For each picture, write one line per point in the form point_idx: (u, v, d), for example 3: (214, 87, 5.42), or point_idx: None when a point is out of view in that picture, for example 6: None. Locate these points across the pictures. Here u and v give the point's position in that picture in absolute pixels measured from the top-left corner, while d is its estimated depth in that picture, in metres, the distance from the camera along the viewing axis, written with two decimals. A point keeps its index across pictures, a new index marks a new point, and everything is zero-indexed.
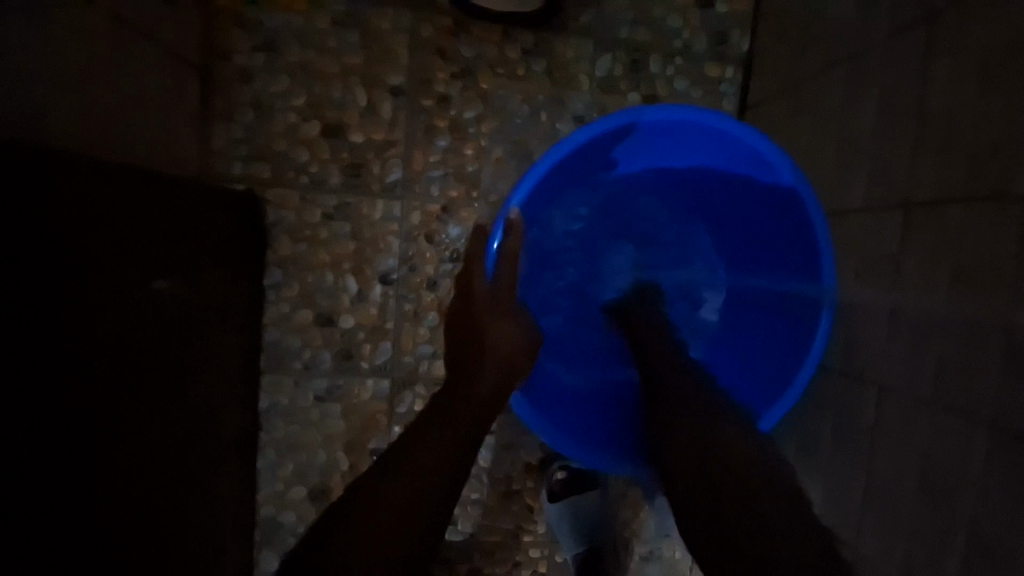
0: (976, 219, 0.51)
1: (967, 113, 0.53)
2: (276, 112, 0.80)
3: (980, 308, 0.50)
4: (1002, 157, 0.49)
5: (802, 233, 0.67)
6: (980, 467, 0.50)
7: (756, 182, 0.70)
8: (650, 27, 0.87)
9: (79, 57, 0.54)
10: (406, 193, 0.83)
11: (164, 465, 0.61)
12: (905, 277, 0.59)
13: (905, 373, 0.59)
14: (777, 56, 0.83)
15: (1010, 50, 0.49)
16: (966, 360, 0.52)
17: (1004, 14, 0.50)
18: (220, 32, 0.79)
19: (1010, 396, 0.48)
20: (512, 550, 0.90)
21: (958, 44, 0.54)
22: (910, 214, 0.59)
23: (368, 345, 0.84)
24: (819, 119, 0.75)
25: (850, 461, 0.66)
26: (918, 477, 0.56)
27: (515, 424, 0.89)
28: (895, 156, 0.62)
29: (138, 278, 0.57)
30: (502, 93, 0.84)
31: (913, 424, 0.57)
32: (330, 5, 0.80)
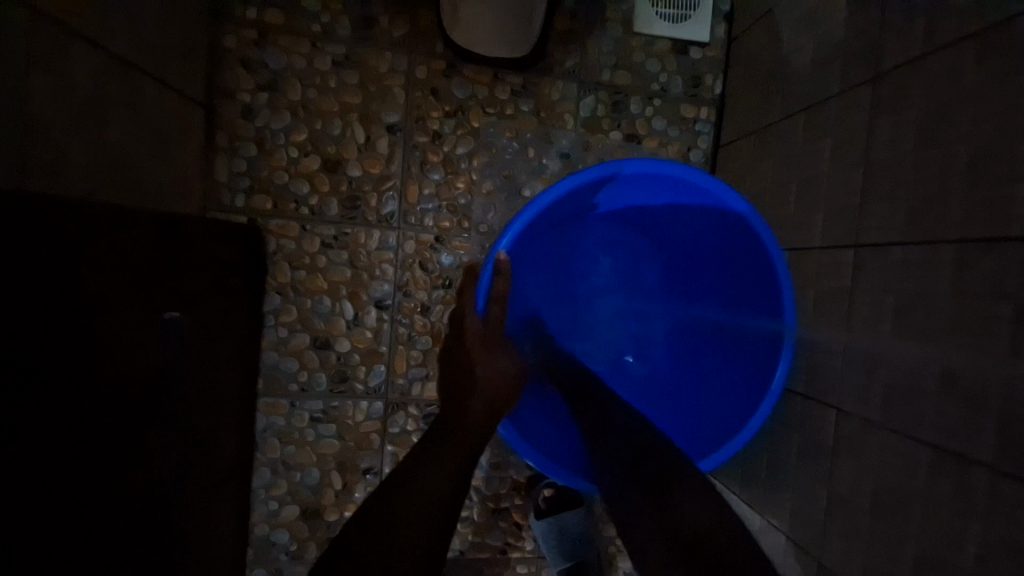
0: (916, 261, 0.58)
1: (905, 166, 0.61)
2: (277, 146, 0.85)
3: (920, 341, 0.57)
4: (935, 211, 0.57)
5: (766, 274, 0.72)
6: (923, 482, 0.56)
7: (725, 228, 0.76)
8: (630, 71, 0.94)
9: (95, 108, 0.60)
10: (401, 223, 0.87)
11: (163, 490, 0.64)
12: (856, 311, 0.66)
13: (856, 397, 0.65)
14: (744, 101, 0.90)
15: (941, 117, 0.57)
16: (909, 387, 0.58)
17: (934, 87, 0.58)
18: (225, 72, 0.84)
19: (946, 420, 0.54)
20: (500, 567, 0.93)
21: (899, 106, 0.62)
22: (859, 254, 0.66)
23: (362, 368, 0.87)
24: (782, 162, 0.82)
25: (813, 479, 0.70)
26: (872, 491, 0.62)
27: (504, 444, 0.92)
28: (848, 201, 0.68)
29: (149, 306, 0.61)
30: (493, 130, 0.90)
31: (865, 443, 0.63)
32: (331, 48, 0.85)
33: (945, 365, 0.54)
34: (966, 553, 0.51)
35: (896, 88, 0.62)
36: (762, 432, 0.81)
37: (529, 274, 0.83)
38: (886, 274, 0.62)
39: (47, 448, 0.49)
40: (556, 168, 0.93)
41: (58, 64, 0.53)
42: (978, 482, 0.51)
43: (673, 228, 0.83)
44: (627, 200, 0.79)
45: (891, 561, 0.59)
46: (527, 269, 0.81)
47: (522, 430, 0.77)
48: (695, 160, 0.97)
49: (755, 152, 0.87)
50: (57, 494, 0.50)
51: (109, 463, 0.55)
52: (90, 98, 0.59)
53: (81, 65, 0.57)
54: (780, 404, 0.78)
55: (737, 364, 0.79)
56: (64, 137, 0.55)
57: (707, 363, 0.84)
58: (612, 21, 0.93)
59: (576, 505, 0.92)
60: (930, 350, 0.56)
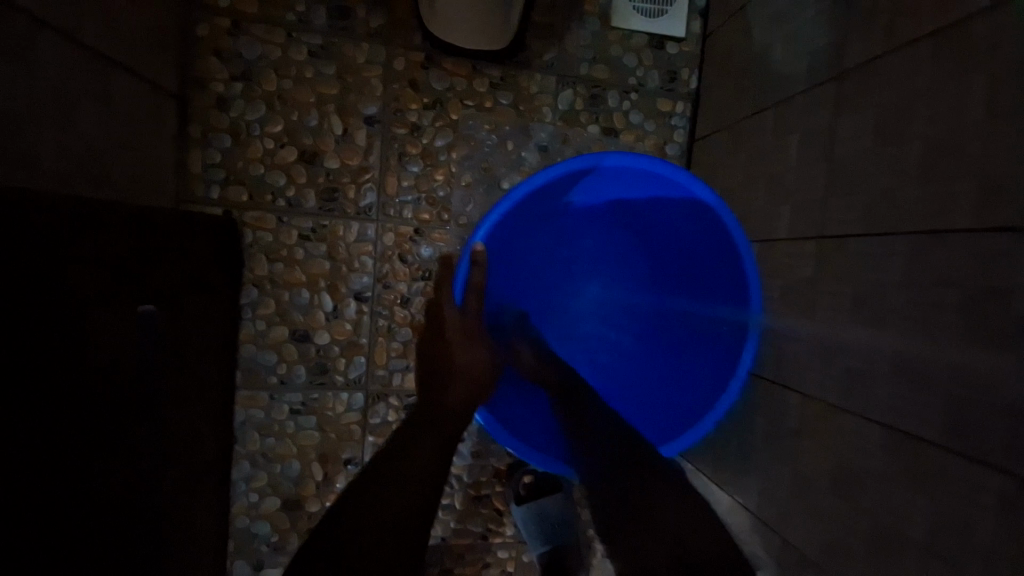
0: (874, 252, 0.61)
1: (864, 161, 0.63)
2: (252, 138, 0.84)
3: (874, 328, 0.60)
4: (890, 204, 0.60)
5: (734, 266, 0.76)
6: (876, 461, 0.60)
7: (697, 223, 0.79)
8: (607, 65, 0.95)
9: (64, 101, 0.59)
10: (381, 216, 0.88)
11: (147, 486, 0.64)
12: (820, 300, 0.69)
13: (816, 381, 0.68)
14: (717, 96, 0.93)
15: (895, 115, 0.60)
16: (864, 371, 0.61)
17: (890, 86, 0.61)
18: (198, 61, 0.82)
19: (897, 402, 0.57)
20: (481, 552, 0.95)
21: (858, 104, 0.65)
22: (822, 245, 0.69)
23: (342, 360, 0.88)
24: (751, 157, 0.84)
25: (777, 460, 0.74)
26: (831, 470, 0.65)
27: (485, 433, 0.94)
28: (812, 194, 0.71)
29: (126, 300, 0.60)
30: (471, 123, 0.90)
31: (825, 425, 0.66)
32: (307, 38, 0.85)
33: (896, 350, 0.58)
34: (915, 525, 0.55)
35: (856, 86, 0.65)
36: (732, 417, 0.84)
37: (507, 266, 0.82)
38: (846, 265, 0.65)
39: (47, 450, 0.52)
40: (534, 161, 0.94)
41: (25, 54, 0.52)
42: (925, 461, 0.54)
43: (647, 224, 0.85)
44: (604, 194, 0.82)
45: (846, 534, 0.63)
46: (505, 259, 0.83)
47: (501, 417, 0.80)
48: (671, 154, 0.99)
49: (727, 147, 0.90)
50: (50, 493, 0.52)
51: (90, 459, 0.56)
52: (60, 90, 0.58)
53: (50, 57, 0.56)
54: (747, 389, 0.81)
55: (710, 353, 0.82)
56: (33, 129, 0.54)
57: (681, 353, 0.85)
58: (590, 15, 0.94)
59: (554, 491, 0.94)
60: (884, 335, 0.59)
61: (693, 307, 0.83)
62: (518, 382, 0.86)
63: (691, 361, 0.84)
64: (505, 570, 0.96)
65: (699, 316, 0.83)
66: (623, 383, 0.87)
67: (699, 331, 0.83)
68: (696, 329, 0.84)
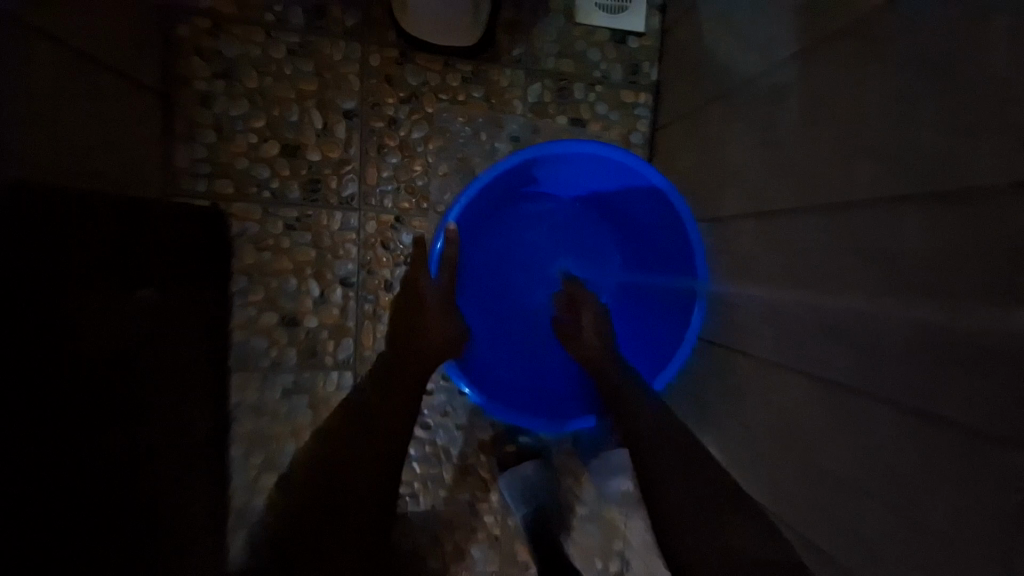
0: (798, 224, 0.70)
1: (795, 143, 0.71)
2: (236, 133, 0.88)
3: (800, 290, 0.69)
4: (817, 181, 0.67)
5: (682, 239, 0.82)
6: (811, 408, 0.68)
7: (648, 201, 0.85)
8: (573, 60, 1.01)
9: (55, 100, 0.62)
10: (362, 205, 0.92)
11: (129, 447, 0.72)
12: (756, 268, 0.77)
13: (756, 340, 0.77)
14: (676, 87, 1.00)
15: (818, 101, 0.67)
16: (794, 328, 0.70)
17: (813, 75, 0.68)
18: (179, 60, 0.85)
19: (823, 353, 0.66)
20: (469, 519, 1.02)
21: (788, 93, 0.73)
22: (758, 219, 0.77)
23: (331, 342, 0.93)
24: (704, 143, 0.92)
25: (728, 415, 0.83)
26: (776, 420, 0.74)
27: (469, 407, 1.00)
28: (753, 175, 0.79)
29: (117, 285, 0.66)
30: (446, 116, 0.96)
31: (767, 380, 0.75)
32: (284, 36, 0.88)
33: (820, 309, 0.66)
34: (846, 459, 0.64)
35: (785, 77, 0.73)
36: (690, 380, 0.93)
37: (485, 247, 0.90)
38: (783, 236, 0.72)
39: None
40: (507, 151, 0.99)
41: (18, 58, 0.57)
42: (855, 406, 0.62)
43: (604, 201, 0.91)
44: (564, 175, 0.87)
45: (794, 475, 0.71)
46: (474, 237, 0.88)
47: (477, 379, 0.86)
48: (635, 142, 1.06)
49: (684, 134, 0.97)
50: None
51: (66, 424, 0.64)
52: (51, 90, 0.62)
53: (40, 60, 0.60)
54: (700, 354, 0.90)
55: (665, 319, 0.88)
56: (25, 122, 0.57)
57: (648, 323, 0.92)
58: (555, 12, 1.00)
59: (535, 459, 1.04)
60: (811, 296, 0.68)
61: (657, 279, 0.89)
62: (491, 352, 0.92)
63: (646, 327, 0.92)
64: (492, 534, 1.03)
65: (662, 286, 0.89)
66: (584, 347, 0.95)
67: (663, 301, 0.89)
68: (650, 298, 0.91)
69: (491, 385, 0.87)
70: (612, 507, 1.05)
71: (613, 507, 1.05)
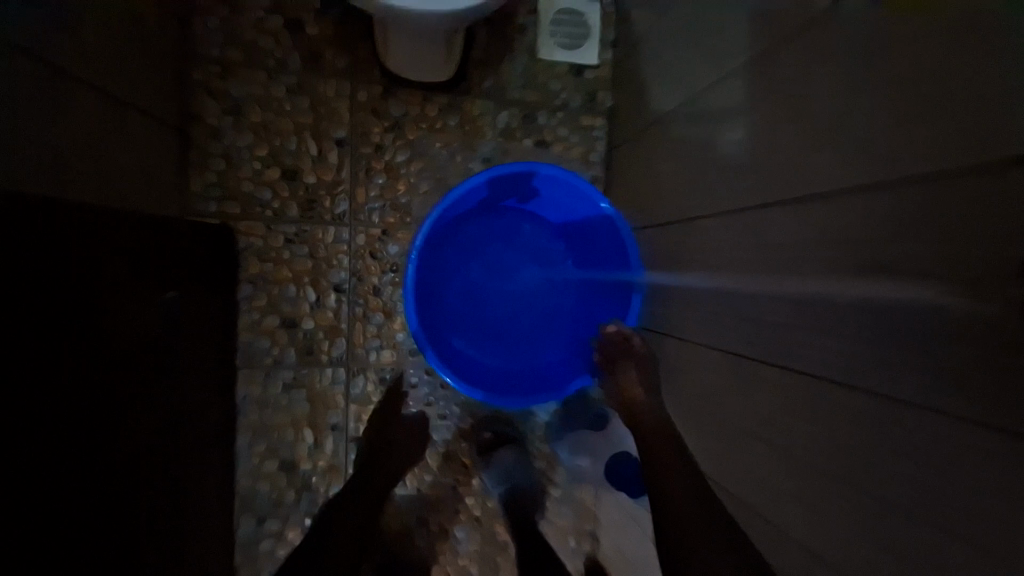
0: (709, 226, 0.86)
1: (708, 161, 0.86)
2: (242, 161, 1.01)
3: (713, 281, 0.85)
4: (724, 193, 0.81)
5: (616, 238, 0.93)
6: (727, 378, 0.82)
7: (584, 207, 0.96)
8: (537, 91, 1.16)
9: (94, 137, 0.74)
10: (352, 220, 1.05)
11: (74, 477, 0.60)
12: (682, 264, 0.94)
13: (689, 323, 0.92)
14: (625, 111, 1.14)
15: (724, 125, 0.82)
16: (712, 312, 0.86)
17: (719, 105, 0.83)
18: (194, 101, 1.00)
19: (732, 332, 0.81)
20: (451, 500, 1.13)
21: (703, 118, 0.87)
22: (682, 226, 0.94)
23: (326, 342, 1.05)
24: (645, 161, 1.06)
25: (673, 391, 0.97)
26: (706, 393, 0.88)
27: (451, 397, 1.12)
28: (681, 188, 0.94)
29: (133, 285, 0.74)
30: (425, 141, 1.09)
31: (698, 358, 0.90)
32: (284, 77, 1.03)
33: (729, 295, 0.81)
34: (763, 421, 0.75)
35: (698, 112, 0.89)
36: None
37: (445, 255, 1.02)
38: (709, 236, 0.85)
39: (93, 416, 0.63)
40: (480, 171, 1.13)
41: (67, 104, 0.68)
42: (757, 374, 0.76)
43: (547, 208, 1.03)
44: (510, 188, 0.98)
45: (720, 441, 0.85)
46: (437, 246, 0.99)
47: (449, 369, 0.95)
48: (594, 160, 1.20)
49: (632, 153, 1.11)
50: (92, 454, 0.63)
51: (65, 425, 0.59)
52: (87, 127, 0.73)
53: (85, 105, 0.72)
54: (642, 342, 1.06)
55: (609, 308, 1.00)
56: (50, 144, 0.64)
57: (593, 312, 1.03)
58: (520, 51, 1.15)
59: (510, 444, 1.13)
60: (722, 284, 0.82)
61: (592, 275, 1.02)
62: (462, 345, 1.03)
63: (590, 315, 1.03)
64: (473, 514, 1.14)
65: (598, 281, 1.01)
66: (541, 339, 1.06)
67: (601, 293, 1.01)
68: (592, 291, 1.03)
69: (461, 374, 0.96)
70: (582, 489, 1.17)
71: (582, 490, 1.17)
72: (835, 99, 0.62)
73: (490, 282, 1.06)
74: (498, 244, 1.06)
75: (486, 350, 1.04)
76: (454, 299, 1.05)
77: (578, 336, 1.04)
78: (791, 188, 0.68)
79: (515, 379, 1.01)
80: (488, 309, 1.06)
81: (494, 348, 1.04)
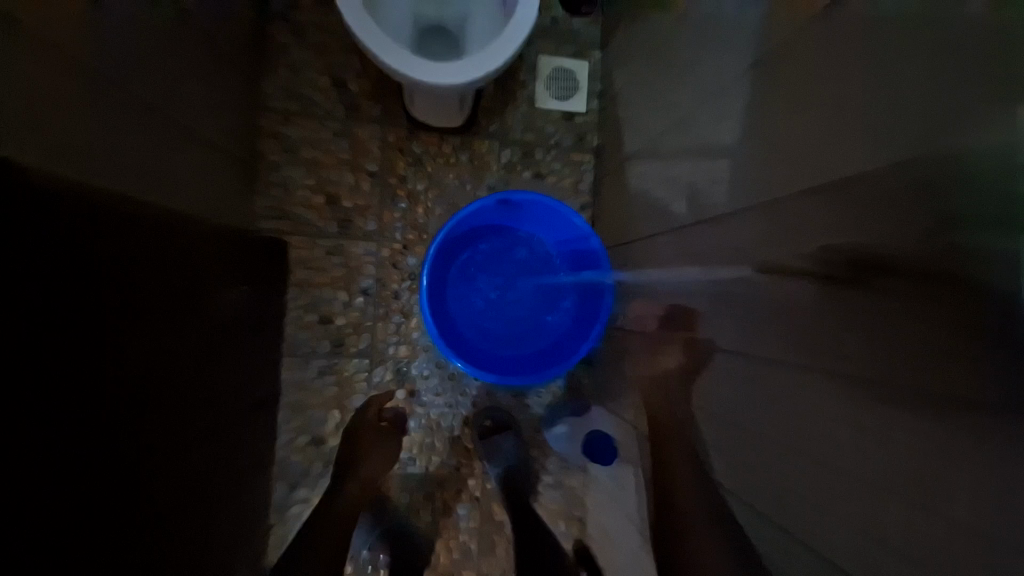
0: (654, 239, 1.05)
1: (656, 187, 1.06)
2: (294, 189, 1.26)
3: (657, 281, 1.03)
4: (664, 214, 1.02)
5: (591, 248, 1.14)
6: (665, 362, 0.97)
7: (565, 225, 1.18)
8: (534, 132, 1.39)
9: (167, 145, 0.82)
10: (380, 237, 1.28)
11: (59, 478, 0.55)
12: (637, 271, 1.13)
13: (640, 319, 1.10)
14: (607, 148, 1.36)
15: (665, 161, 1.03)
16: (654, 308, 1.04)
17: (663, 147, 1.05)
18: (260, 141, 1.26)
19: (666, 323, 0.98)
20: (455, 480, 1.30)
21: (654, 155, 1.09)
22: (637, 242, 1.14)
23: (354, 336, 1.26)
24: (617, 191, 1.27)
25: (629, 379, 1.14)
26: (648, 380, 1.03)
27: (455, 388, 1.30)
28: (638, 210, 1.14)
29: (149, 279, 0.71)
30: (441, 173, 1.33)
31: (645, 348, 1.07)
32: (330, 123, 1.28)
33: (666, 292, 0.99)
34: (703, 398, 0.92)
35: (650, 154, 1.10)
36: (607, 361, 1.26)
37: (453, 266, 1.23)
38: (660, 248, 1.03)
39: (98, 414, 0.60)
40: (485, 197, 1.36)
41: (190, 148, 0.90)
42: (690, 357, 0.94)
43: (537, 228, 1.24)
44: (507, 213, 1.20)
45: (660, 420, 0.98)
46: (445, 258, 1.20)
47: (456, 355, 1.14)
48: (583, 189, 1.42)
49: (611, 183, 1.31)
50: (97, 455, 0.60)
51: (66, 427, 0.55)
52: (151, 134, 0.77)
53: (178, 132, 0.85)
54: (613, 341, 1.24)
55: (590, 305, 1.18)
56: (111, 142, 0.66)
57: (577, 310, 1.22)
58: (521, 100, 1.39)
59: (507, 431, 1.28)
60: (663, 284, 1.01)
61: (575, 278, 1.21)
62: (468, 338, 1.22)
63: (576, 312, 1.21)
64: (473, 494, 1.30)
65: (580, 283, 1.20)
66: (535, 333, 1.24)
67: (583, 293, 1.20)
68: (576, 291, 1.22)
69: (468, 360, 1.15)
70: (571, 476, 1.33)
71: (572, 477, 1.33)
72: (736, 134, 0.78)
73: (490, 287, 1.26)
74: (497, 256, 1.26)
75: (489, 342, 1.23)
76: (461, 301, 1.25)
77: (566, 330, 1.22)
78: (712, 201, 0.84)
79: (514, 365, 1.20)
80: (489, 309, 1.25)
81: (493, 341, 1.23)
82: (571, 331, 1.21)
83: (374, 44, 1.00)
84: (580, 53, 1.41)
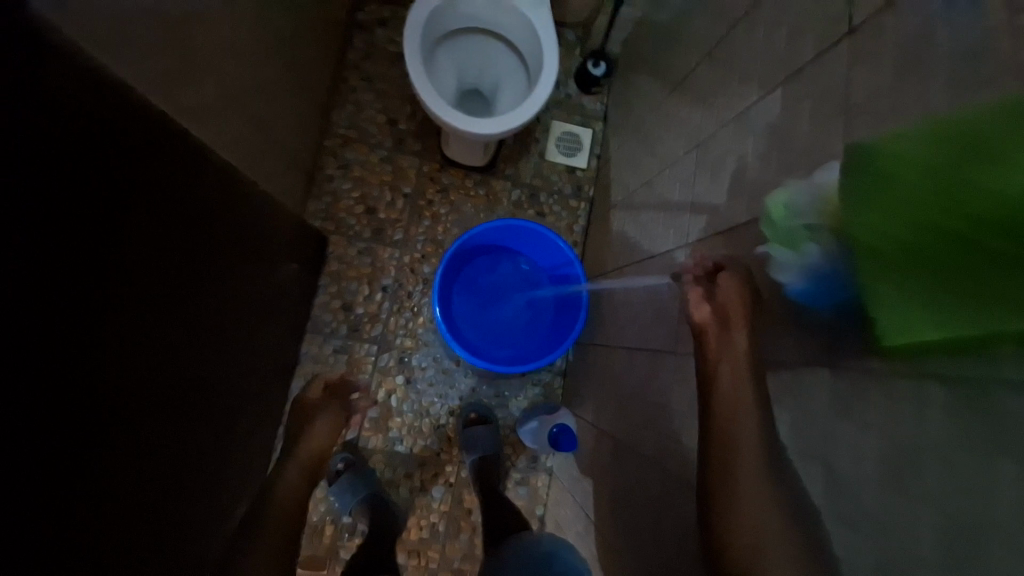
0: (623, 271, 1.30)
1: (629, 229, 1.32)
2: (342, 198, 1.55)
3: (623, 304, 1.28)
4: (632, 251, 1.27)
5: (573, 269, 1.37)
6: (622, 367, 1.20)
7: (555, 252, 1.42)
8: (542, 178, 1.69)
9: (248, 149, 1.08)
10: (404, 246, 1.55)
11: (60, 481, 0.60)
12: (610, 296, 1.37)
13: (608, 335, 1.33)
14: (599, 200, 1.64)
15: (637, 211, 1.30)
16: (620, 326, 1.27)
17: (636, 201, 1.32)
18: (322, 158, 1.56)
19: (626, 337, 1.22)
20: (434, 464, 1.47)
21: (630, 206, 1.36)
22: (611, 275, 1.39)
23: (369, 324, 1.50)
24: (601, 234, 1.54)
25: (594, 386, 1.35)
26: (609, 384, 1.25)
27: (445, 381, 1.51)
28: (614, 249, 1.40)
29: (162, 273, 0.72)
30: (461, 202, 1.62)
31: (609, 359, 1.29)
32: (378, 151, 1.59)
33: (629, 312, 1.23)
34: None
35: (627, 208, 1.37)
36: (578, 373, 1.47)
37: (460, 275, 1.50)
38: (627, 277, 1.27)
39: (92, 407, 0.64)
40: None
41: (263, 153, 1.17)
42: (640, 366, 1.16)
43: (533, 252, 1.48)
44: (509, 237, 1.46)
45: (615, 416, 1.19)
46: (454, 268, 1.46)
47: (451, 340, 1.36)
48: (577, 231, 1.69)
49: (599, 227, 1.58)
50: (93, 448, 0.65)
51: (60, 435, 0.59)
52: (239, 137, 1.03)
53: (259, 142, 1.13)
54: (586, 356, 1.45)
55: (569, 315, 1.40)
56: (214, 134, 0.91)
57: (558, 319, 1.44)
58: (534, 153, 1.70)
59: (488, 424, 1.45)
60: (627, 306, 1.25)
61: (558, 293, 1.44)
62: (465, 332, 1.47)
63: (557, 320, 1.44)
64: (448, 480, 1.47)
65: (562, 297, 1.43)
66: (521, 335, 1.48)
67: (564, 305, 1.42)
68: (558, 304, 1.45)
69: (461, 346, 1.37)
70: (536, 476, 1.51)
71: (537, 476, 1.51)
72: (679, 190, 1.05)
73: (489, 294, 1.51)
74: (498, 271, 1.52)
75: (481, 339, 1.48)
76: (463, 303, 1.50)
77: (546, 334, 1.45)
78: (664, 240, 1.08)
79: (499, 358, 1.44)
80: (486, 312, 1.51)
81: (485, 339, 1.48)
82: (551, 335, 1.43)
83: (425, 91, 1.30)
84: (586, 122, 1.73)
